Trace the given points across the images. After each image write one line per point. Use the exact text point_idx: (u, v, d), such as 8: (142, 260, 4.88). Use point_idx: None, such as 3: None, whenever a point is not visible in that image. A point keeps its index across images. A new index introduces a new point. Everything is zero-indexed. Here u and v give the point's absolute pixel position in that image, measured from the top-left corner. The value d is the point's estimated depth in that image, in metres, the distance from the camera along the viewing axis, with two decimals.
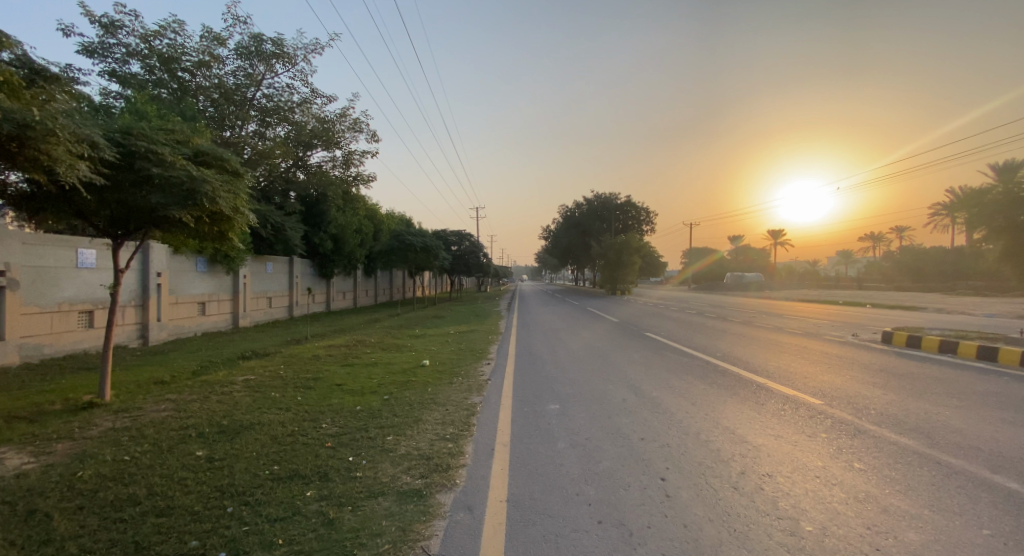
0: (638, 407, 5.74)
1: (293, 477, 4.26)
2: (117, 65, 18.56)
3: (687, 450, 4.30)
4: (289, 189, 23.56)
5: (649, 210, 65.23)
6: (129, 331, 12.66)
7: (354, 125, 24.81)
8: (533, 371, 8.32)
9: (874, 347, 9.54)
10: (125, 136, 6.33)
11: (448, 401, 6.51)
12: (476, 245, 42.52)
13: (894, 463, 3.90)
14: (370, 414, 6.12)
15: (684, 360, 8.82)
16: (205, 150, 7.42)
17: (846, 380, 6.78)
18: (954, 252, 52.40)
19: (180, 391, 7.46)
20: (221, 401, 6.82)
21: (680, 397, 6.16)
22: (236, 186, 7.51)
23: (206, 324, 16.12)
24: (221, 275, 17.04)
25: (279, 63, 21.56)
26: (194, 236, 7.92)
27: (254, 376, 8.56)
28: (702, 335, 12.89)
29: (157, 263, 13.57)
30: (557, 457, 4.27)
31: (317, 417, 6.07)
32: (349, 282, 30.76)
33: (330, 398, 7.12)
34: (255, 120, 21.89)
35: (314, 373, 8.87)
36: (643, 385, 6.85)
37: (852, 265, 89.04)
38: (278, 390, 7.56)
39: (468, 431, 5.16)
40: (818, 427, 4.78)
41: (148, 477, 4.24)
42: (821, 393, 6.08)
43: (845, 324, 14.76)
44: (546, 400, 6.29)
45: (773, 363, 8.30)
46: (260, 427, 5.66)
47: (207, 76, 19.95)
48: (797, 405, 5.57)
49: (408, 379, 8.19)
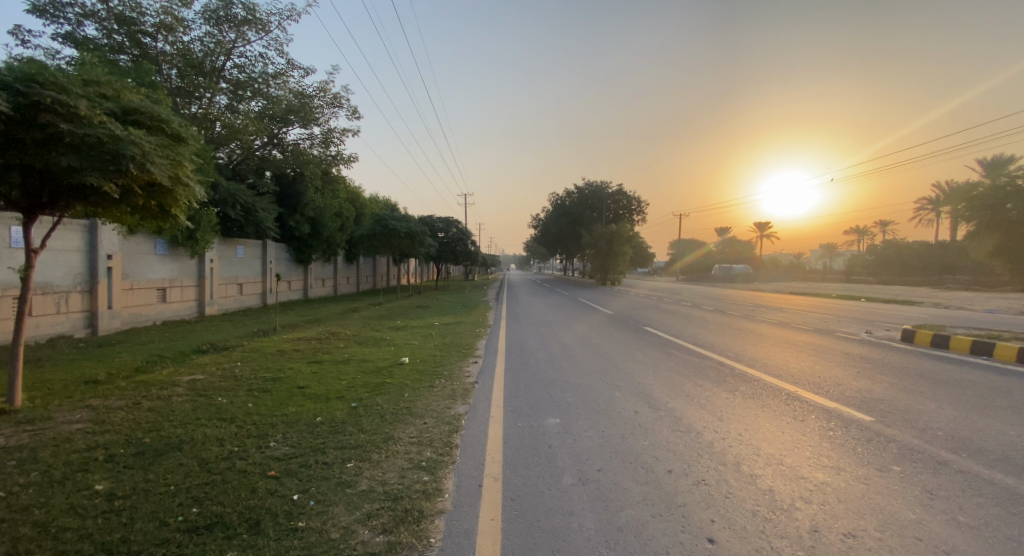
0: (655, 423, 4.76)
1: (213, 527, 3.18)
2: (70, 26, 16.90)
3: (733, 492, 3.30)
4: (264, 168, 22.16)
5: (639, 198, 64.34)
6: (74, 320, 11.37)
7: (332, 100, 23.30)
8: (526, 374, 7.30)
9: (897, 348, 8.70)
10: (27, 84, 5.12)
11: (427, 411, 5.48)
12: (464, 232, 41.38)
13: (1009, 516, 2.95)
14: (331, 429, 5.04)
15: (692, 360, 7.90)
16: (137, 108, 6.23)
17: (885, 389, 5.86)
18: (940, 246, 52.60)
19: (108, 395, 6.28)
20: (154, 409, 5.68)
21: (702, 409, 5.17)
22: (176, 152, 6.35)
23: (167, 312, 14.85)
24: (184, 259, 15.71)
25: (251, 31, 20.08)
26: (128, 212, 6.73)
27: (204, 375, 7.42)
28: (702, 330, 12.03)
29: (107, 244, 12.25)
30: (566, 503, 3.25)
31: (267, 431, 5.00)
32: (328, 268, 29.39)
33: (287, 404, 6.02)
34: (227, 93, 20.39)
35: (275, 372, 7.73)
36: (654, 393, 5.85)
37: (837, 259, 89.47)
38: (226, 394, 6.42)
39: (451, 456, 4.15)
40: (884, 457, 3.83)
41: (12, 527, 3.14)
42: (866, 406, 5.16)
43: (850, 320, 13.99)
44: (544, 412, 5.27)
45: (793, 364, 7.39)
46: (189, 447, 4.55)
47: (171, 42, 18.36)
48: (845, 423, 4.61)
49: (382, 381, 7.10)
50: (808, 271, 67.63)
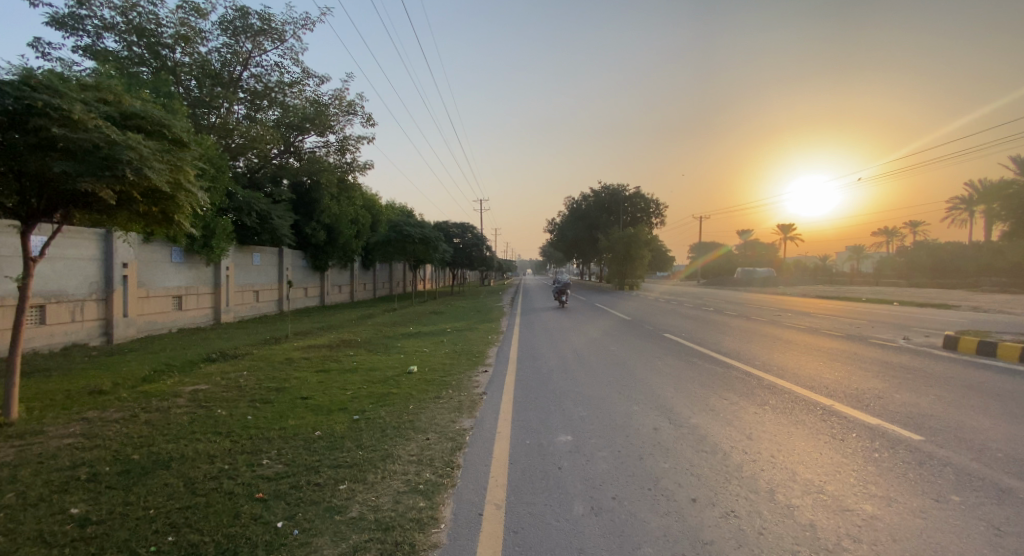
0: (677, 441, 4.35)
1: None
2: (91, 39, 17.28)
3: (767, 527, 2.87)
4: (280, 176, 22.34)
5: (657, 201, 63.31)
6: (90, 328, 11.41)
7: (348, 107, 23.35)
8: (538, 385, 6.95)
9: (939, 356, 8.07)
10: (19, 87, 5.01)
11: (430, 426, 5.15)
12: (480, 238, 41.25)
13: None
14: (328, 445, 4.76)
15: (716, 370, 7.42)
16: (137, 113, 6.10)
17: (933, 402, 5.33)
18: (974, 246, 50.48)
19: (107, 407, 6.11)
20: (149, 422, 5.47)
21: (727, 425, 4.73)
22: (177, 157, 6.20)
23: (183, 319, 14.91)
24: (200, 267, 15.79)
25: (266, 41, 20.27)
26: (131, 219, 6.60)
27: (208, 385, 7.24)
28: (725, 337, 11.48)
29: (122, 253, 12.31)
30: (575, 537, 2.87)
31: (261, 447, 4.73)
32: (344, 275, 29.48)
33: (287, 417, 5.77)
34: (244, 102, 20.64)
35: (280, 382, 7.52)
36: (675, 407, 5.43)
37: (864, 262, 86.75)
38: (227, 406, 6.21)
39: (451, 478, 3.82)
40: (942, 485, 3.35)
41: None
42: (913, 423, 4.65)
43: (884, 325, 13.25)
44: (556, 428, 4.90)
45: (826, 375, 6.86)
46: (177, 464, 4.30)
47: (188, 52, 18.60)
48: (891, 443, 4.13)
49: (387, 392, 6.81)
50: (833, 273, 65.73)
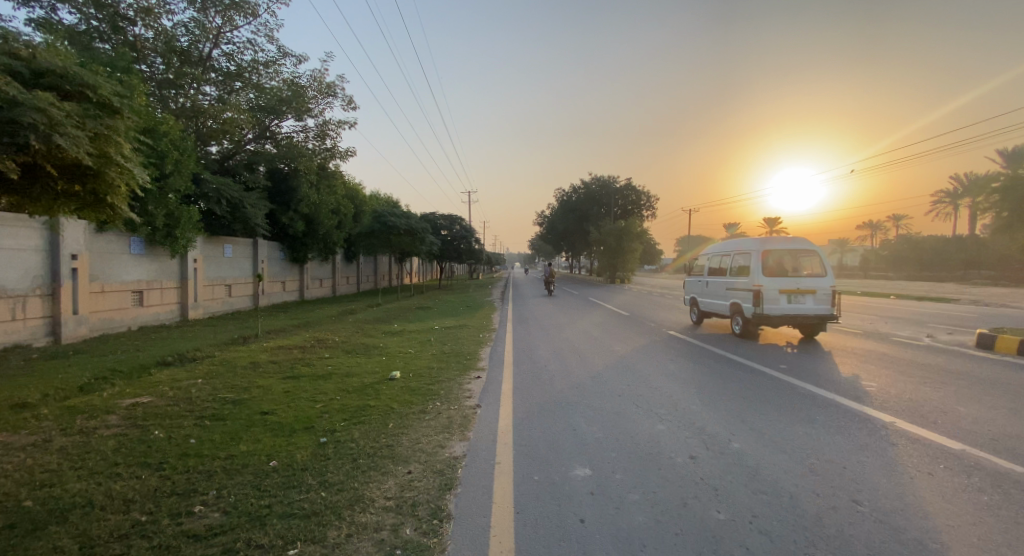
0: (727, 479, 3.44)
1: None
2: (44, 12, 15.75)
3: None
4: (255, 162, 20.95)
5: (648, 194, 62.58)
6: (34, 327, 10.20)
7: (327, 89, 21.98)
8: (541, 396, 6.01)
9: (980, 357, 7.31)
10: None
11: (412, 455, 4.18)
12: (468, 230, 40.22)
13: None
14: (283, 482, 3.76)
15: (739, 375, 6.60)
16: (52, 70, 4.94)
17: (1009, 418, 4.52)
18: (958, 239, 50.70)
19: (17, 428, 5.02)
20: (62, 450, 4.39)
21: (780, 454, 3.85)
22: (105, 124, 5.10)
23: (143, 316, 13.69)
24: (163, 259, 14.54)
25: (238, 16, 18.84)
26: (56, 202, 5.47)
27: (153, 398, 6.18)
28: (734, 334, 10.68)
29: (70, 243, 11.04)
30: None
31: (198, 486, 3.72)
32: (325, 268, 28.29)
33: (238, 440, 4.74)
34: (215, 83, 19.23)
35: (239, 392, 6.47)
36: (708, 427, 4.54)
37: (849, 255, 87.58)
38: (170, 425, 5.17)
39: (438, 538, 2.86)
40: None
41: None
42: (1003, 449, 3.80)
43: (897, 320, 12.54)
44: (569, 458, 3.95)
45: (866, 381, 6.03)
46: (80, 515, 3.28)
47: (151, 26, 17.09)
48: (994, 480, 3.26)
49: (363, 405, 5.80)
50: None
